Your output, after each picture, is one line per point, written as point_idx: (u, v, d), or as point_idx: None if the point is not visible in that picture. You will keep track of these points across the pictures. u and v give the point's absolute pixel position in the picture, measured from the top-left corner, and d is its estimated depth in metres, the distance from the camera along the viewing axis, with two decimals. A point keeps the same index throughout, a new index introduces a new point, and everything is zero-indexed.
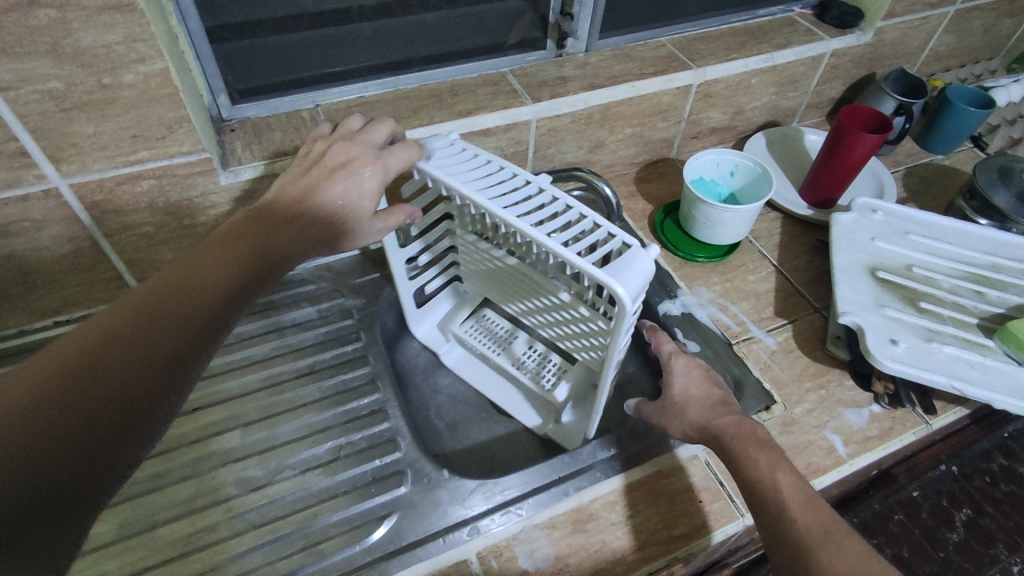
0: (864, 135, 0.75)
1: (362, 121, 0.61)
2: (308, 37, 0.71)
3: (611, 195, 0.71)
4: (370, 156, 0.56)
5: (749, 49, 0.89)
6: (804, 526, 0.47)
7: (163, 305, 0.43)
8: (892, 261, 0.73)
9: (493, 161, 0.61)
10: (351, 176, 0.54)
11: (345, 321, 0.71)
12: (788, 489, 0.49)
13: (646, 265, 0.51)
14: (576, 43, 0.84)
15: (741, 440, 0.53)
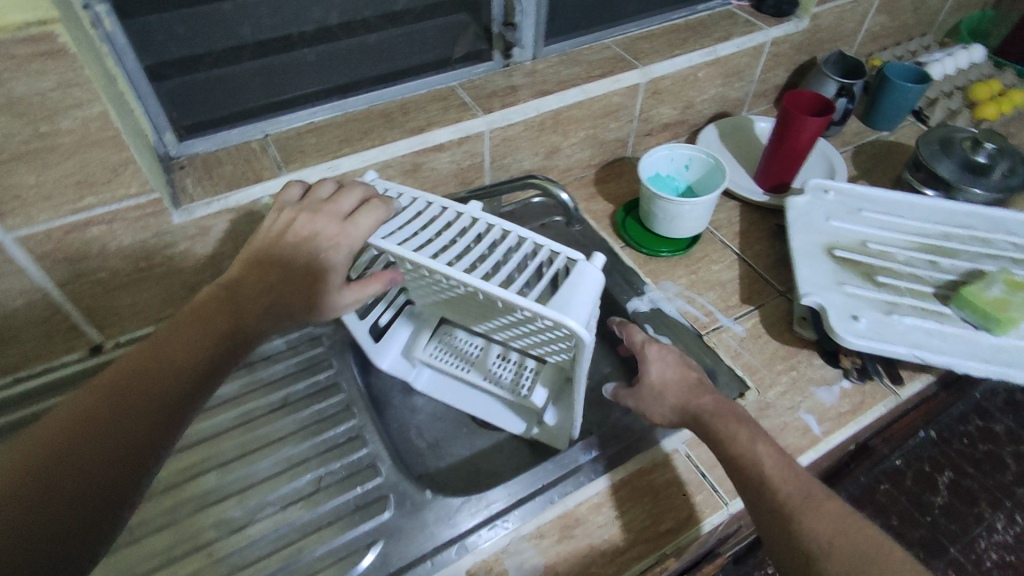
0: (808, 119, 0.77)
1: (332, 186, 0.60)
2: (251, 67, 0.70)
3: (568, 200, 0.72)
4: (333, 228, 0.54)
5: (691, 45, 0.91)
6: (785, 490, 0.49)
7: (145, 372, 0.47)
8: (848, 238, 0.74)
9: (420, 198, 0.62)
10: (315, 249, 0.54)
11: (315, 349, 0.70)
12: (767, 458, 0.51)
13: (594, 276, 0.54)
14: (523, 51, 0.85)
15: (720, 417, 0.55)
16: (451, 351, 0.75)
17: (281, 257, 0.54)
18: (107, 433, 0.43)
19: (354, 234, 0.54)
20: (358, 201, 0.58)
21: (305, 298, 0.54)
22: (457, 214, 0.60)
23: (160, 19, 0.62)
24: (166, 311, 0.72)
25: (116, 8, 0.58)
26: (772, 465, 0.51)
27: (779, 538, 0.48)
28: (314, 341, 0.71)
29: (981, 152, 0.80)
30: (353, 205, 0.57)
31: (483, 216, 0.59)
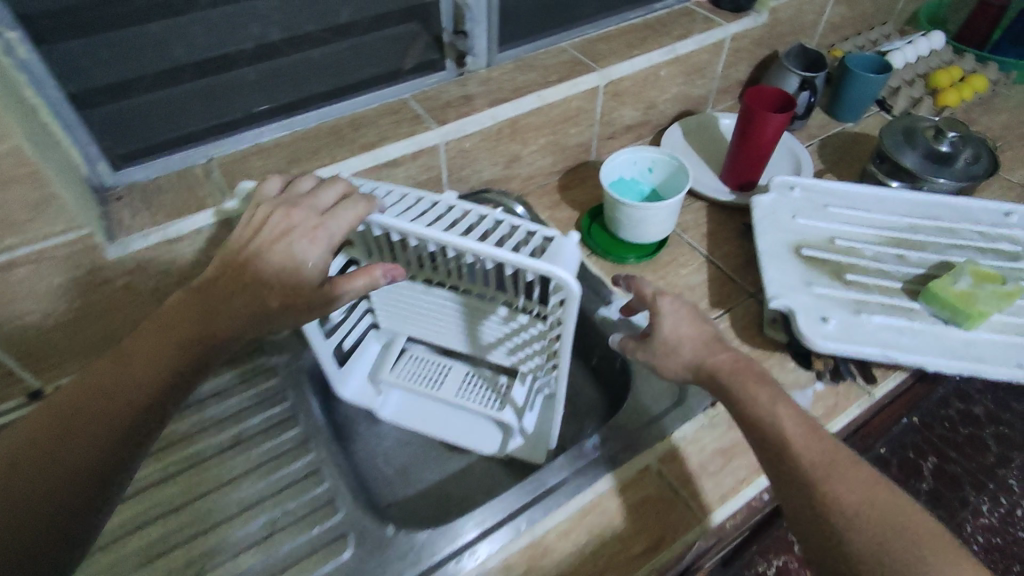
0: (769, 116, 0.76)
1: (311, 181, 0.60)
2: (189, 89, 0.66)
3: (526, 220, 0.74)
4: (310, 224, 0.54)
5: (650, 44, 0.89)
6: (809, 460, 0.47)
7: (112, 386, 0.49)
8: (815, 236, 0.73)
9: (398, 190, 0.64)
10: (291, 244, 0.53)
11: (270, 380, 0.67)
12: (792, 426, 0.50)
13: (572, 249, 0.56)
14: (476, 59, 0.82)
15: (739, 377, 0.53)
16: (418, 372, 0.73)
17: (257, 259, 0.52)
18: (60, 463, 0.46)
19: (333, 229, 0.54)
20: (337, 195, 0.58)
21: (280, 297, 0.53)
22: (434, 203, 0.62)
23: (82, 44, 0.58)
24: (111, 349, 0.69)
25: (32, 35, 0.54)
26: (800, 438, 0.49)
27: (801, 504, 0.47)
28: (268, 372, 0.68)
29: (943, 142, 0.79)
30: (331, 201, 0.57)
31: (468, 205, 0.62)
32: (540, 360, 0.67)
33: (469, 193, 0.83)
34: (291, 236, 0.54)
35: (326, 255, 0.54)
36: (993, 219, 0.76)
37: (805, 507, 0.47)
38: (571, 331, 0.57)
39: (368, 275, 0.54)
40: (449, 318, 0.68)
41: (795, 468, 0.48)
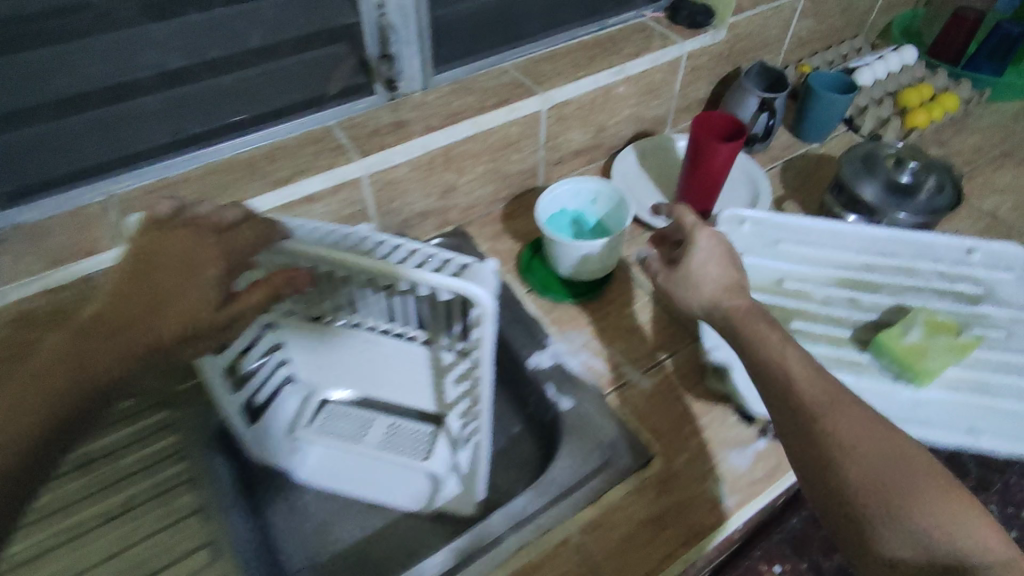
0: (719, 145, 0.71)
1: (210, 205, 0.54)
2: (87, 119, 0.60)
3: None
4: (209, 247, 0.49)
5: (598, 64, 0.83)
6: (811, 397, 0.48)
7: None
8: (762, 277, 0.68)
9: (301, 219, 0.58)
10: (185, 264, 0.48)
11: (165, 440, 0.63)
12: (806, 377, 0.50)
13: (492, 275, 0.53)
14: (411, 82, 0.76)
15: (752, 317, 0.55)
16: (339, 426, 0.69)
17: (148, 287, 0.47)
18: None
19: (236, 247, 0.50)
20: (241, 215, 0.53)
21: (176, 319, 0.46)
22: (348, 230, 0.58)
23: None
24: None
25: None
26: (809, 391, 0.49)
27: (800, 447, 0.48)
28: (163, 431, 0.63)
29: (904, 172, 0.75)
30: (235, 219, 0.52)
31: (381, 233, 0.58)
32: (466, 397, 0.63)
33: (402, 226, 0.79)
34: (192, 255, 0.49)
35: (223, 273, 0.49)
36: (958, 257, 0.71)
37: (803, 449, 0.47)
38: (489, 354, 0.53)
39: (274, 285, 0.48)
40: (373, 357, 0.65)
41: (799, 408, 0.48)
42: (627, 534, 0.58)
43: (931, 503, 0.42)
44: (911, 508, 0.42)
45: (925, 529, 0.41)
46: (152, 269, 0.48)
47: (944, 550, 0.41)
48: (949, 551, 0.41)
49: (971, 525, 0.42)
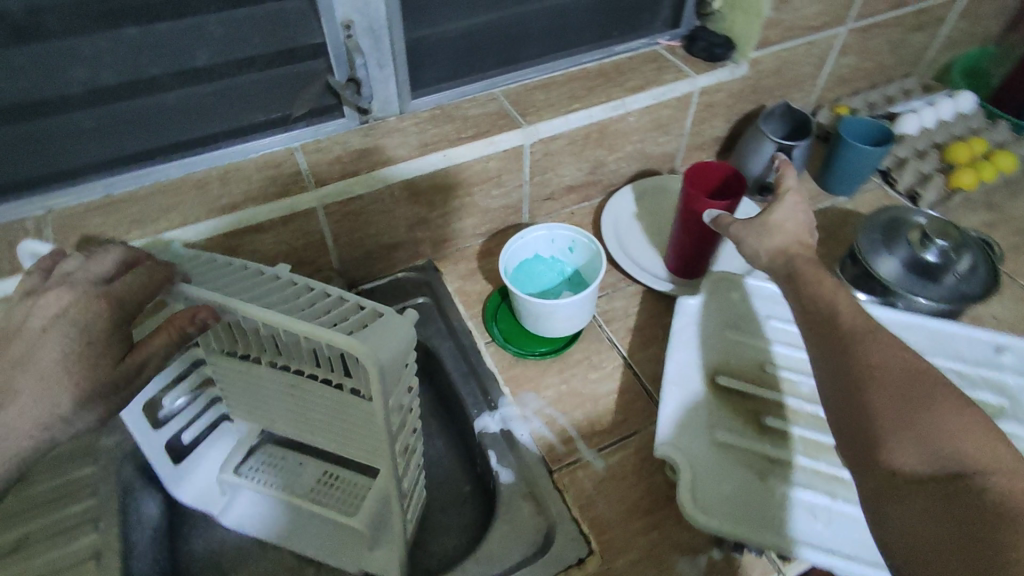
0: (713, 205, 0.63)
1: (76, 257, 0.50)
2: (11, 133, 0.57)
3: None
4: (89, 295, 0.46)
5: (595, 97, 0.76)
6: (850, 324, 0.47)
7: None
8: (742, 359, 0.60)
9: (236, 263, 0.57)
10: (69, 327, 0.44)
11: (85, 468, 0.60)
12: (846, 308, 0.48)
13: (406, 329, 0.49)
14: (385, 105, 0.72)
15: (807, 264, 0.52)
16: (269, 470, 0.65)
17: (30, 359, 0.43)
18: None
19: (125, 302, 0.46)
20: (117, 263, 0.50)
21: (71, 381, 0.43)
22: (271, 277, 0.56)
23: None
24: None
25: None
26: (846, 317, 0.47)
27: (826, 370, 0.46)
28: (87, 457, 0.61)
29: (931, 248, 0.64)
30: (111, 267, 0.49)
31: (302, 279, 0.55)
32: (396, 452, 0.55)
33: (367, 257, 0.74)
34: (69, 312, 0.45)
35: (116, 328, 0.46)
36: (975, 351, 0.63)
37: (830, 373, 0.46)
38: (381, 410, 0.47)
39: (176, 330, 0.45)
40: (300, 400, 0.59)
41: (828, 329, 0.47)
42: None
43: (945, 417, 0.40)
44: (925, 421, 0.40)
45: (936, 442, 0.39)
46: (35, 335, 0.44)
47: (954, 460, 0.38)
48: (960, 462, 0.38)
49: (988, 444, 0.38)
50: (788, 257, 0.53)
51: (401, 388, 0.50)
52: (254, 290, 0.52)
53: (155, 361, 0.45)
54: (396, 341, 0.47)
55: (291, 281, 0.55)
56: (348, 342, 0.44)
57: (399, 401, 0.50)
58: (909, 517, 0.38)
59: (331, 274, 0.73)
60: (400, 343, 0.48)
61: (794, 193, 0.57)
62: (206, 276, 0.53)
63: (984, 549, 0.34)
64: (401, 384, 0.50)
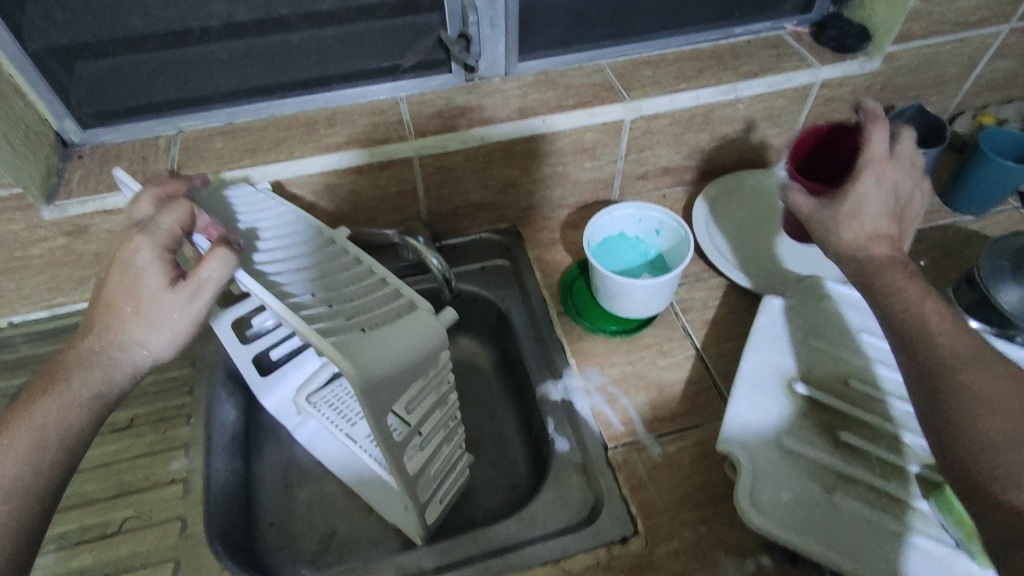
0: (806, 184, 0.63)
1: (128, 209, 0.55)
2: (156, 59, 0.63)
3: (439, 266, 0.63)
4: (133, 238, 0.51)
5: (705, 78, 0.73)
6: (950, 349, 0.42)
7: (28, 425, 0.45)
8: (826, 370, 0.57)
9: (307, 219, 0.61)
10: (125, 265, 0.50)
11: (184, 369, 0.67)
12: (959, 338, 0.43)
13: (429, 334, 0.50)
14: (491, 65, 0.72)
15: (887, 271, 0.49)
16: (336, 403, 0.69)
17: (105, 300, 0.50)
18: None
19: (156, 233, 0.50)
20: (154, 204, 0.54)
21: (138, 310, 0.49)
22: (345, 251, 0.59)
23: (33, 0, 0.56)
24: (56, 300, 0.68)
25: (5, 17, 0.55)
26: (956, 353, 0.42)
27: (927, 410, 0.42)
28: (186, 361, 0.67)
29: None
30: (149, 210, 0.54)
31: (370, 258, 0.59)
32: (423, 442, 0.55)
33: (453, 214, 0.75)
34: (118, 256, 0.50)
35: (161, 260, 0.50)
36: None
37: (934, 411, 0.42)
38: (379, 401, 0.45)
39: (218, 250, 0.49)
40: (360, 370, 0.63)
41: (928, 365, 0.43)
42: None
43: None
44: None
45: None
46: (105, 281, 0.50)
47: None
48: None
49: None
50: (860, 255, 0.52)
51: (425, 386, 0.52)
52: (315, 264, 0.57)
53: (213, 280, 0.49)
54: (402, 342, 0.48)
55: (362, 263, 0.58)
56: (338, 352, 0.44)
57: (432, 386, 0.53)
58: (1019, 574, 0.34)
59: (418, 224, 0.75)
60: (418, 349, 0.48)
61: (880, 169, 0.55)
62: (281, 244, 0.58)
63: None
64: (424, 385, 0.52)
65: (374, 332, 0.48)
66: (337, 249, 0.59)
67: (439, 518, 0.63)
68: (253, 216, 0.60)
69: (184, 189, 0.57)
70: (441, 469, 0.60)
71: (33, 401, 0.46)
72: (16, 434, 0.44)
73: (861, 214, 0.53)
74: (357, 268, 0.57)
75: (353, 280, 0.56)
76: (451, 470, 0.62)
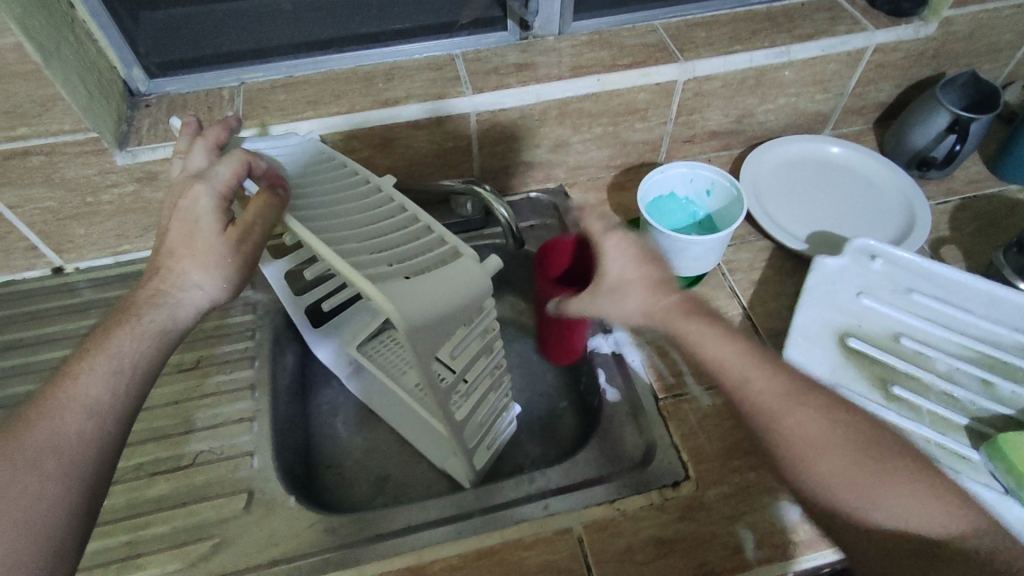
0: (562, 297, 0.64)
1: (179, 161, 0.51)
2: (223, 10, 0.68)
3: (506, 216, 0.63)
4: (187, 187, 0.47)
5: (759, 40, 0.73)
6: (764, 397, 0.44)
7: (104, 352, 0.43)
8: (876, 327, 0.58)
9: (345, 162, 0.60)
10: (183, 214, 0.46)
11: (245, 316, 0.69)
12: (765, 377, 0.45)
13: (472, 280, 0.47)
14: (546, 24, 0.73)
15: (683, 314, 0.49)
16: (382, 352, 0.71)
17: (163, 246, 0.47)
18: (60, 428, 0.39)
19: (213, 182, 0.46)
20: (211, 157, 0.50)
21: (194, 254, 0.46)
22: (386, 198, 0.57)
23: None
24: (121, 246, 0.71)
25: None
26: (767, 394, 0.44)
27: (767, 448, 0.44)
28: (247, 308, 0.70)
29: None
30: (205, 163, 0.50)
31: (411, 204, 0.57)
32: (471, 392, 0.55)
33: (503, 171, 0.76)
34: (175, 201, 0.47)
35: (216, 209, 0.46)
36: None
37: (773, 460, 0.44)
38: (423, 356, 0.44)
39: (267, 195, 0.48)
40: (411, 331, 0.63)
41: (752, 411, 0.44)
42: (632, 548, 0.52)
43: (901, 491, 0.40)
44: (867, 495, 0.40)
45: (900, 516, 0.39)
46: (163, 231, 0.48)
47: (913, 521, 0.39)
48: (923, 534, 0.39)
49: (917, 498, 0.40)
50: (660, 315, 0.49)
51: (469, 333, 0.51)
52: (355, 209, 0.55)
53: (262, 225, 0.47)
54: (446, 289, 0.45)
55: (402, 210, 0.56)
56: (383, 300, 0.42)
57: (477, 335, 0.52)
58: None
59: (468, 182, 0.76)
60: (465, 295, 0.46)
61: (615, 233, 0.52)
62: (321, 186, 0.56)
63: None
64: (467, 332, 0.50)
65: (418, 279, 0.46)
66: (379, 197, 0.57)
67: (486, 463, 0.64)
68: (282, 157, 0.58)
69: (229, 135, 0.53)
70: (488, 417, 0.60)
71: (105, 334, 0.43)
72: (95, 361, 0.42)
73: (628, 288, 0.50)
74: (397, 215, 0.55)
75: (396, 228, 0.54)
76: (496, 420, 0.62)
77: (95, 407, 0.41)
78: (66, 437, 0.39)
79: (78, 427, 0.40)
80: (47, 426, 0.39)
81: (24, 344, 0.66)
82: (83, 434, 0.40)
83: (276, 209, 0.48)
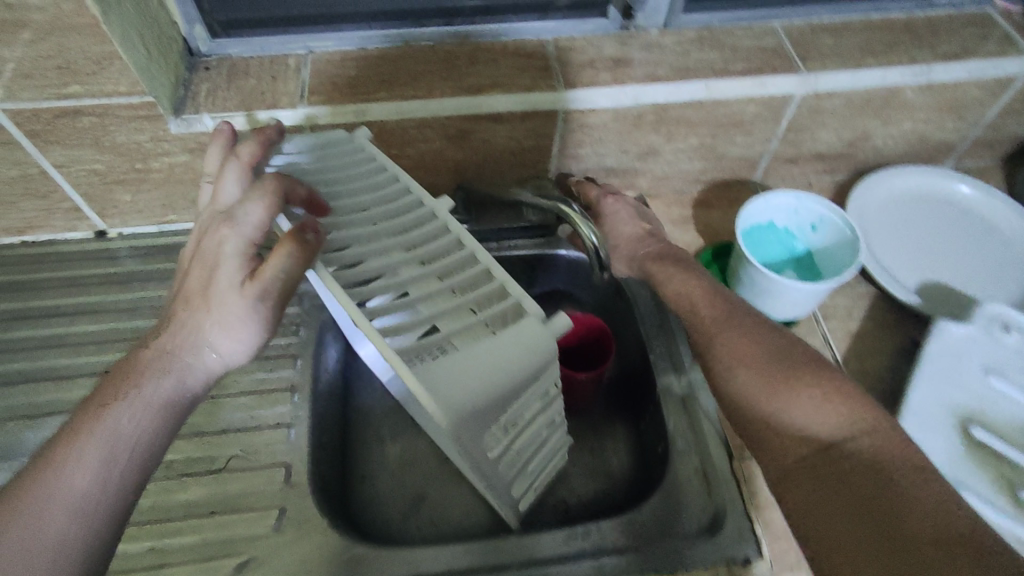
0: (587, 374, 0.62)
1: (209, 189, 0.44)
2: None
3: (594, 239, 0.54)
4: (214, 226, 0.40)
5: (896, 55, 0.63)
6: (706, 317, 0.50)
7: (95, 426, 0.35)
8: (1001, 416, 0.50)
9: (378, 157, 0.51)
10: (201, 257, 0.39)
11: (291, 307, 0.64)
12: (708, 306, 0.51)
13: (531, 349, 0.39)
14: (651, 15, 0.64)
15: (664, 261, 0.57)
16: None
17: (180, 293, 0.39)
18: (42, 519, 0.33)
19: (239, 229, 0.38)
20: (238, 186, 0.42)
21: (210, 308, 0.38)
22: (428, 213, 0.47)
23: None
24: (167, 216, 0.66)
25: None
26: (705, 305, 0.51)
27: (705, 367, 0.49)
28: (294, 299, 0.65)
29: None
30: (232, 194, 0.42)
31: (456, 225, 0.47)
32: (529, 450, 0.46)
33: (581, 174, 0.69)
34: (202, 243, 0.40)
35: (241, 257, 0.39)
36: None
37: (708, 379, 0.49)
38: (472, 444, 0.37)
39: (290, 239, 0.37)
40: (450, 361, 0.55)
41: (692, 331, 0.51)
42: None
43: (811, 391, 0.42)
44: (774, 401, 0.43)
45: (807, 411, 0.42)
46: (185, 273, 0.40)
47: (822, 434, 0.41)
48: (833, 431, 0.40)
49: (833, 405, 0.41)
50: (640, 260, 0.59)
51: (530, 396, 0.40)
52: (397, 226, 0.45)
53: (287, 278, 0.38)
54: (501, 364, 0.37)
55: (446, 231, 0.46)
56: (424, 391, 0.34)
57: (538, 398, 0.42)
58: (800, 499, 0.40)
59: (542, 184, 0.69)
60: (522, 370, 0.38)
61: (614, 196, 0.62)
62: (360, 194, 0.48)
63: (889, 497, 0.36)
64: (530, 397, 0.40)
65: (473, 349, 0.37)
66: (424, 211, 0.47)
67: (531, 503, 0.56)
68: (307, 163, 0.49)
69: (267, 153, 0.45)
70: (539, 465, 0.51)
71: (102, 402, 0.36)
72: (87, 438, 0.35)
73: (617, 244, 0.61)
74: (443, 241, 0.45)
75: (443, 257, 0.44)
76: (551, 461, 0.53)
77: (87, 490, 0.34)
78: (48, 530, 0.33)
79: (60, 519, 0.33)
80: (28, 518, 0.33)
81: (61, 312, 0.62)
82: (68, 527, 0.33)
83: (300, 257, 0.37)
